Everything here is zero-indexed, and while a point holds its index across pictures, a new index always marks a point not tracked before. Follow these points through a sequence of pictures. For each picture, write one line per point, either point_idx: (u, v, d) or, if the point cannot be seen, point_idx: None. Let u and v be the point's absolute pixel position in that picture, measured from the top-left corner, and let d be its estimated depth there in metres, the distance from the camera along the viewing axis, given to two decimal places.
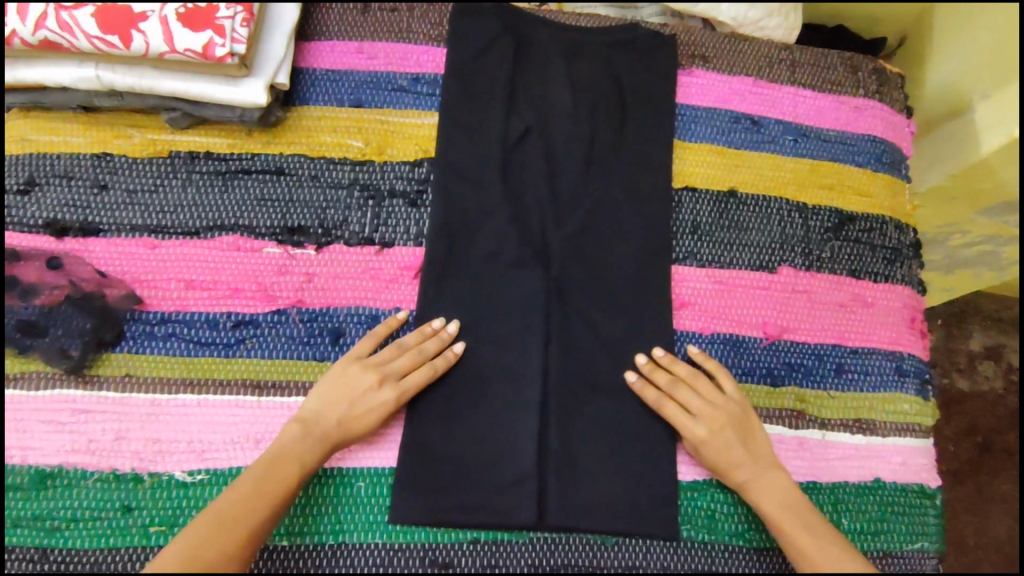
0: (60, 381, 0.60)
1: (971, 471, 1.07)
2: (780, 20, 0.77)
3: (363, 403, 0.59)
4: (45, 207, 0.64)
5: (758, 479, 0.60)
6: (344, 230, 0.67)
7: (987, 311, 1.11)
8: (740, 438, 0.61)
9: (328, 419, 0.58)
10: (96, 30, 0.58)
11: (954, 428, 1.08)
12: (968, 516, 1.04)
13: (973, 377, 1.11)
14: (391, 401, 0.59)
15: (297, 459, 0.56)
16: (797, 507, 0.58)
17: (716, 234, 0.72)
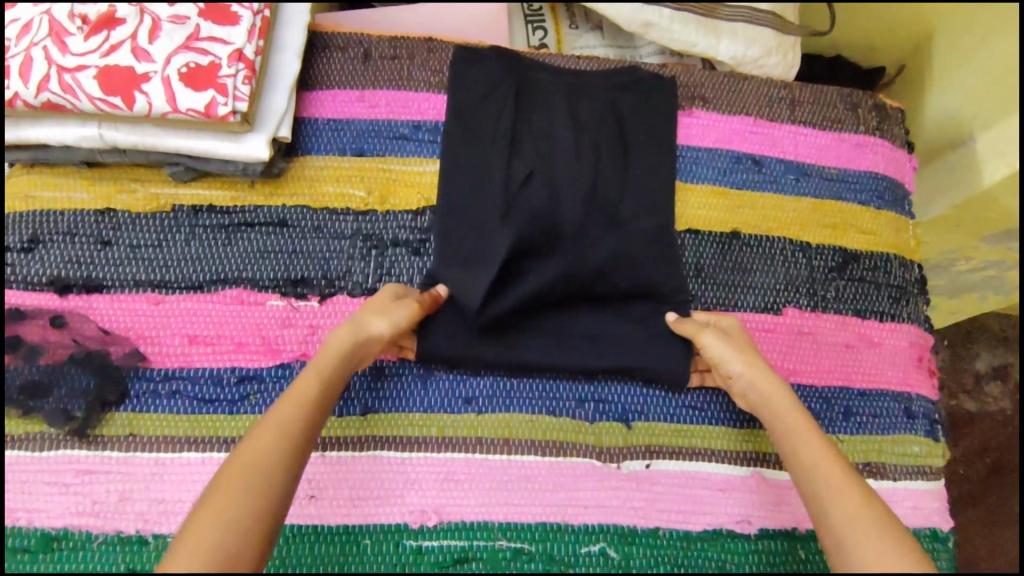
0: (64, 442, 0.60)
1: (983, 493, 1.06)
2: (779, 58, 0.78)
3: (393, 309, 0.60)
4: (48, 264, 0.64)
5: (771, 408, 0.60)
6: (347, 281, 0.67)
7: (993, 332, 1.13)
8: (759, 366, 0.61)
9: (349, 339, 0.58)
10: (99, 92, 0.58)
11: (964, 450, 1.08)
12: (980, 540, 1.04)
13: (981, 398, 1.11)
14: (415, 309, 0.61)
15: (316, 382, 0.55)
16: (809, 433, 0.57)
17: (720, 276, 0.72)
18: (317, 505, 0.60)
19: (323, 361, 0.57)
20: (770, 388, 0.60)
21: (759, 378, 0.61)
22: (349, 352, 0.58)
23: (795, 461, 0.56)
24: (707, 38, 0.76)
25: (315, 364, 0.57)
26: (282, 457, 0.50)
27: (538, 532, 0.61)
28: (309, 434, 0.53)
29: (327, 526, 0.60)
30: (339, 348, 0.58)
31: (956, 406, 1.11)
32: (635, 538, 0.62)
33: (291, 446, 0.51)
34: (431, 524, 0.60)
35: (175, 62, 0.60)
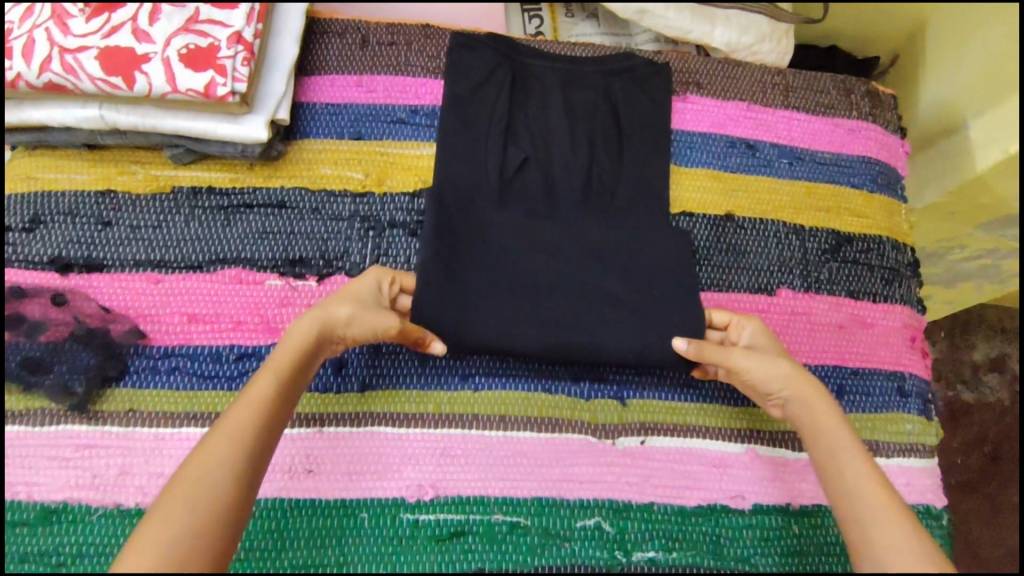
0: (65, 417, 0.60)
1: (982, 482, 1.06)
2: (772, 45, 0.80)
3: (368, 315, 0.57)
4: (49, 244, 0.65)
5: (813, 416, 0.57)
6: (345, 261, 0.67)
7: (990, 324, 1.13)
8: (799, 373, 0.59)
9: (312, 330, 0.56)
10: (100, 72, 0.59)
11: (962, 439, 1.08)
12: (979, 530, 1.04)
13: (979, 389, 1.11)
14: (391, 327, 0.57)
15: (273, 380, 0.52)
16: (847, 444, 0.55)
17: (714, 258, 0.72)
18: (315, 479, 0.61)
19: (281, 359, 0.54)
20: (811, 397, 0.58)
21: (800, 387, 0.58)
22: (308, 348, 0.55)
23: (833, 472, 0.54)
24: (701, 26, 0.77)
25: (273, 362, 0.54)
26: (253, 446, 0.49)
27: (533, 507, 0.62)
28: (266, 439, 0.51)
29: (324, 500, 0.60)
30: (297, 342, 0.55)
31: (954, 396, 1.11)
32: (630, 513, 0.62)
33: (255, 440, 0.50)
34: (428, 499, 0.61)
35: (175, 44, 0.61)
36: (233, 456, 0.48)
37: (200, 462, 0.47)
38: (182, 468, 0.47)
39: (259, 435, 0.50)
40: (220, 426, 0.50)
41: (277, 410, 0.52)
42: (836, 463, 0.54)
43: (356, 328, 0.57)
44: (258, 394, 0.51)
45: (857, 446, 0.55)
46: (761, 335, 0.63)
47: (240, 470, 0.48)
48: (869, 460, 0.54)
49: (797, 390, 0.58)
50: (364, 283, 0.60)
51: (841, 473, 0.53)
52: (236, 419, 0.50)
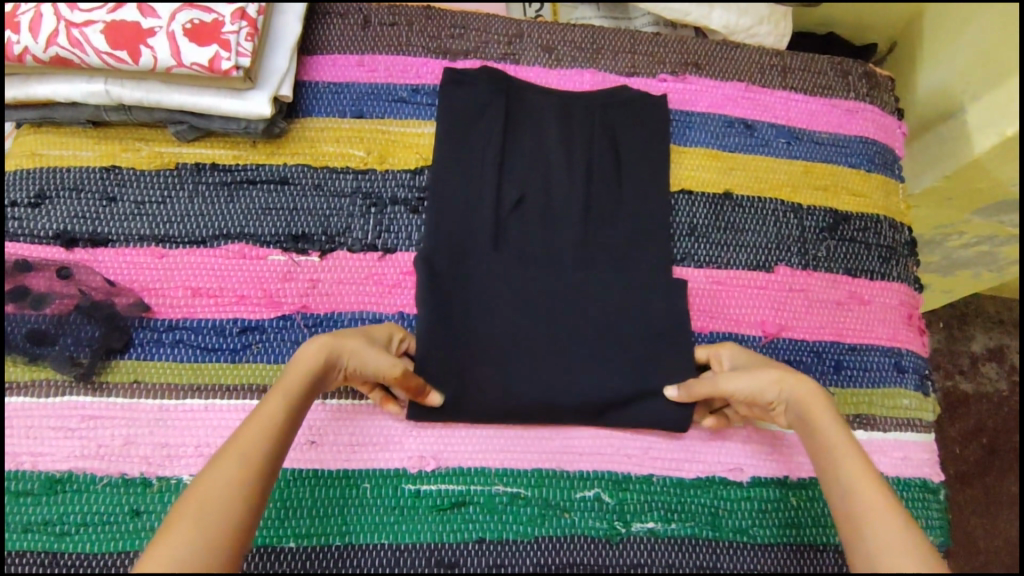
0: (70, 388, 0.61)
1: (978, 473, 1.07)
2: (770, 27, 0.80)
3: (375, 354, 0.57)
4: (55, 219, 0.66)
5: (810, 419, 0.56)
6: (347, 237, 0.68)
7: (988, 314, 1.14)
8: (795, 378, 0.58)
9: (321, 357, 0.55)
10: (106, 46, 0.60)
11: (960, 429, 1.09)
12: (977, 517, 1.04)
13: (977, 378, 1.12)
14: (396, 369, 0.57)
15: (281, 403, 0.52)
16: (843, 443, 0.54)
17: (713, 236, 0.73)
18: (318, 450, 0.61)
19: (290, 383, 0.54)
20: (807, 399, 0.57)
21: (797, 390, 0.58)
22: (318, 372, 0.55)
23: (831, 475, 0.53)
24: (699, 7, 0.78)
25: (281, 386, 0.53)
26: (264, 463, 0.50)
27: (533, 478, 0.62)
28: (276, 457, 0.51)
29: (326, 471, 0.61)
30: (304, 368, 0.55)
31: (952, 386, 1.12)
32: (629, 485, 0.63)
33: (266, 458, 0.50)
34: (429, 470, 0.61)
35: (179, 19, 0.61)
36: (241, 475, 0.48)
37: (209, 483, 0.47)
38: (192, 488, 0.47)
39: (268, 457, 0.50)
40: (228, 448, 0.50)
41: (284, 434, 0.52)
42: (833, 464, 0.54)
43: (363, 365, 0.57)
44: (266, 418, 0.52)
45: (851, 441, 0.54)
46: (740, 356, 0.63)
47: (250, 490, 0.48)
48: (867, 461, 0.53)
49: (793, 396, 0.58)
50: (376, 329, 0.61)
51: (839, 475, 0.53)
52: (244, 441, 0.50)
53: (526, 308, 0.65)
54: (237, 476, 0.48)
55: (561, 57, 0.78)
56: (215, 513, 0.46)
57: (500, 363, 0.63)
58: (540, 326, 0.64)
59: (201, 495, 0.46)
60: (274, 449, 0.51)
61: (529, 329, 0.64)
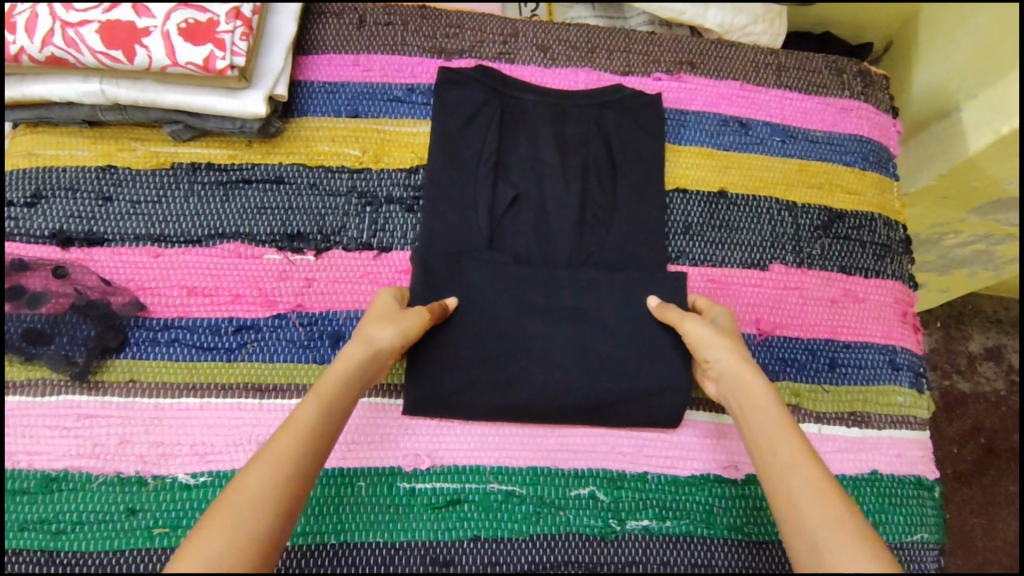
0: (65, 388, 0.61)
1: (976, 472, 1.07)
2: (766, 25, 0.80)
3: (403, 319, 0.57)
4: (50, 218, 0.66)
5: (742, 391, 0.55)
6: (343, 236, 0.68)
7: (985, 313, 1.14)
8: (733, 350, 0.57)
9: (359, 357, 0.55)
10: (101, 46, 0.60)
11: (958, 428, 1.09)
12: (974, 517, 1.04)
13: (974, 378, 1.12)
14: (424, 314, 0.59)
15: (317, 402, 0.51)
16: (770, 417, 0.53)
17: (708, 234, 0.73)
18: None
19: (327, 384, 0.53)
20: (741, 371, 0.56)
21: (732, 361, 0.57)
22: (355, 372, 0.54)
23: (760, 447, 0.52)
24: (694, 6, 0.78)
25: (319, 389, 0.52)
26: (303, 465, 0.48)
27: (528, 476, 0.62)
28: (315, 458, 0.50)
29: (321, 469, 0.61)
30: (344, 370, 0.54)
31: (949, 385, 1.12)
32: (624, 483, 0.63)
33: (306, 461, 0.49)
34: (424, 468, 0.62)
35: (174, 18, 0.61)
36: (280, 477, 0.47)
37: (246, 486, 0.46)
38: (232, 488, 0.46)
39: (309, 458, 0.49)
40: (268, 450, 0.48)
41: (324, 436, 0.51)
42: (763, 436, 0.52)
43: (397, 338, 0.57)
44: (303, 420, 0.50)
45: (781, 415, 0.53)
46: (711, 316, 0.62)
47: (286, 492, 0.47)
48: (794, 430, 0.52)
49: (731, 366, 0.57)
50: (386, 301, 0.60)
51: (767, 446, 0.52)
52: (285, 443, 0.49)
53: (521, 306, 0.65)
54: (274, 479, 0.47)
55: (556, 56, 0.78)
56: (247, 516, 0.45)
57: (495, 362, 0.63)
58: (534, 325, 0.65)
59: (237, 496, 0.45)
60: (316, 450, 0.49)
61: (524, 328, 0.65)
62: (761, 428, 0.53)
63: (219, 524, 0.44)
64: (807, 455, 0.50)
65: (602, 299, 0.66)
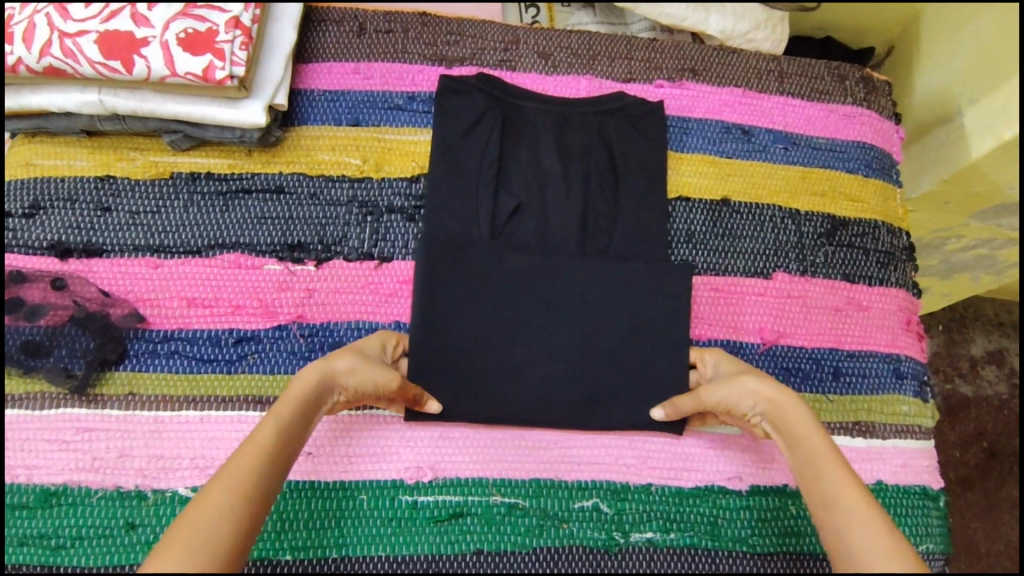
0: (64, 401, 0.61)
1: (979, 476, 1.07)
2: (768, 31, 0.80)
3: (370, 367, 0.56)
4: (49, 229, 0.65)
5: (784, 424, 0.56)
6: (344, 246, 0.68)
7: (988, 316, 1.14)
8: (769, 383, 0.58)
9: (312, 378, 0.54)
10: (99, 56, 0.60)
11: (960, 433, 1.09)
12: (978, 521, 1.04)
13: (977, 382, 1.12)
14: (398, 377, 0.57)
15: (274, 423, 0.51)
16: (817, 446, 0.53)
17: (711, 242, 0.73)
18: (313, 462, 0.61)
19: (283, 405, 0.52)
20: (783, 406, 0.57)
21: (774, 398, 0.57)
22: (312, 399, 0.54)
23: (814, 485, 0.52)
24: (696, 13, 0.77)
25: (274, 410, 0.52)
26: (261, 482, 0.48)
27: (531, 488, 0.62)
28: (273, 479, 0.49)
29: (322, 482, 0.60)
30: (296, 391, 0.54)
31: (952, 389, 1.11)
32: (628, 494, 0.63)
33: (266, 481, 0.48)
34: (427, 481, 0.61)
35: (173, 28, 0.61)
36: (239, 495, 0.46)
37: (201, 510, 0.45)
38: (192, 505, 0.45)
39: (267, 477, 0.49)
40: (222, 473, 0.47)
41: (278, 460, 0.50)
42: (815, 472, 0.52)
43: (359, 379, 0.56)
44: (262, 438, 0.50)
45: (826, 443, 0.54)
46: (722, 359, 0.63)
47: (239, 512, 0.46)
48: (841, 460, 0.53)
49: (772, 403, 0.57)
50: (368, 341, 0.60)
51: (821, 483, 0.51)
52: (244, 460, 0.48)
53: (523, 316, 0.65)
54: (229, 501, 0.46)
55: (557, 63, 0.78)
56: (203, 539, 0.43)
57: (498, 374, 0.63)
58: (537, 336, 0.64)
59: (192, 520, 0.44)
60: (269, 468, 0.49)
61: (526, 338, 0.64)
62: (807, 460, 0.53)
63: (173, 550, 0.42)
64: (854, 485, 0.50)
65: (605, 310, 0.65)
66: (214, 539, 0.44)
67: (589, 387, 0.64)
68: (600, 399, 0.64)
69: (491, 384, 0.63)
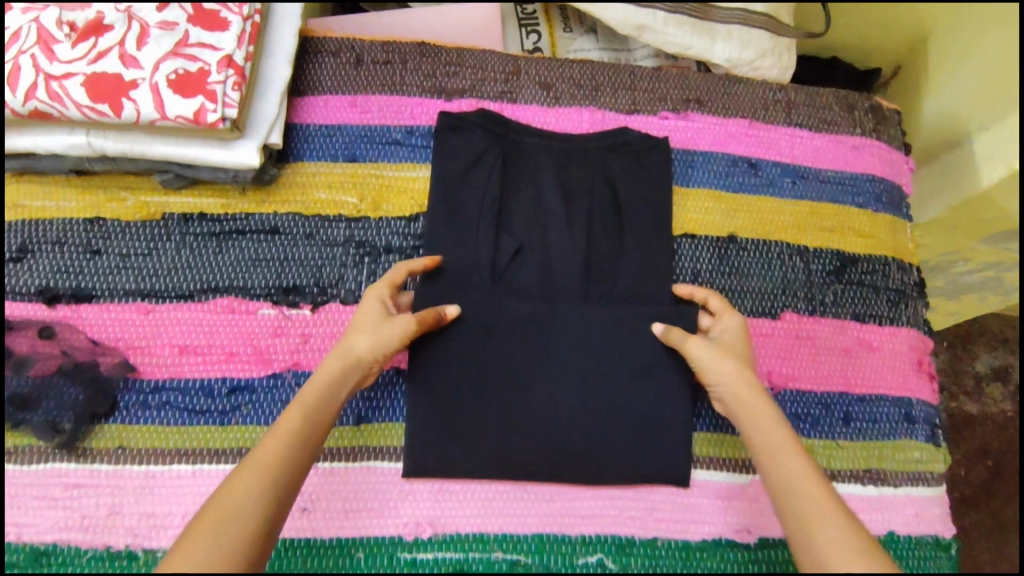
0: (52, 455, 0.59)
1: (985, 496, 1.05)
2: (774, 61, 0.78)
3: (387, 329, 0.57)
4: (37, 274, 0.63)
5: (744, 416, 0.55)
6: (340, 288, 0.66)
7: (993, 332, 1.12)
8: (740, 371, 0.57)
9: (335, 366, 0.55)
10: (86, 100, 0.57)
11: (965, 453, 1.07)
12: (983, 542, 1.02)
13: (983, 400, 1.09)
14: (411, 321, 0.58)
15: (298, 410, 0.52)
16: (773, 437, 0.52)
17: (717, 281, 0.71)
18: (310, 518, 0.59)
19: (308, 392, 0.53)
20: (743, 395, 0.56)
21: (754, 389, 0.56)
22: (338, 383, 0.55)
23: (768, 473, 0.51)
24: (701, 41, 0.75)
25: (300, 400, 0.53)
26: (289, 469, 0.49)
27: (534, 544, 0.60)
28: (301, 468, 0.50)
29: (318, 539, 0.59)
30: (321, 378, 0.54)
31: (957, 407, 1.09)
32: (633, 549, 0.61)
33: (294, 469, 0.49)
34: (426, 536, 0.60)
35: (163, 69, 0.59)
36: (268, 482, 0.47)
37: (232, 494, 0.46)
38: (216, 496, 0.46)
39: (295, 463, 0.50)
40: (250, 459, 0.49)
41: (312, 441, 0.52)
42: (771, 462, 0.51)
43: (378, 344, 0.56)
44: (289, 426, 0.51)
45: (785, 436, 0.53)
46: (737, 332, 0.61)
47: (266, 500, 0.47)
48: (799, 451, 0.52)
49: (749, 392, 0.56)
50: (366, 308, 0.59)
51: (776, 473, 0.50)
52: (269, 449, 0.49)
53: (525, 364, 0.63)
54: (263, 483, 0.47)
55: (560, 94, 0.75)
56: (230, 521, 0.44)
57: (499, 425, 0.62)
58: (539, 386, 0.63)
59: (220, 507, 0.45)
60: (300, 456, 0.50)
61: (528, 387, 0.63)
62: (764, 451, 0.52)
63: (206, 529, 0.44)
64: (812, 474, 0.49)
65: (609, 358, 0.64)
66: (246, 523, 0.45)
67: (593, 439, 0.62)
68: (605, 450, 0.62)
69: (492, 436, 0.61)
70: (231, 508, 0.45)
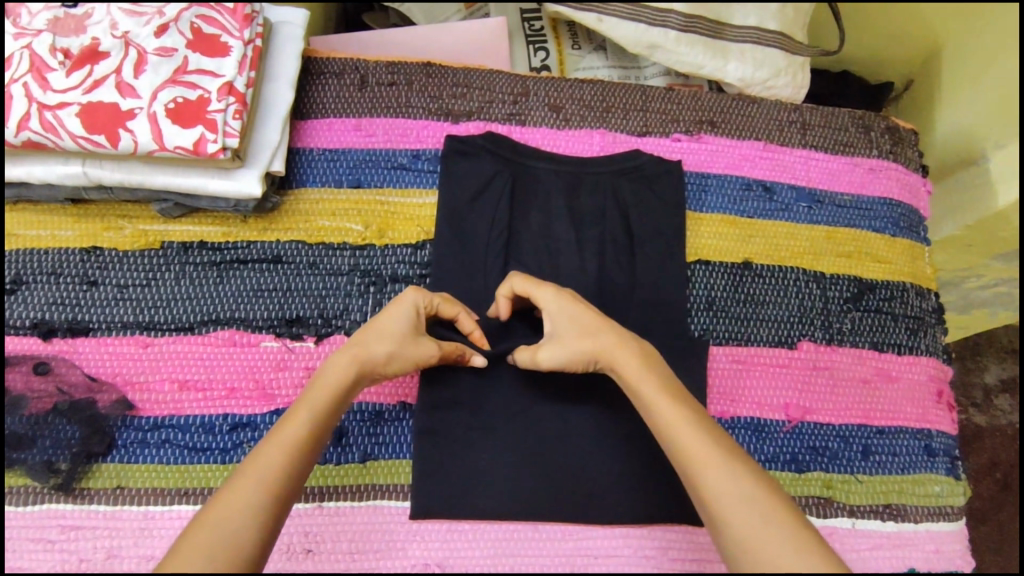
0: (48, 496, 0.57)
1: (993, 509, 1.00)
2: (788, 79, 0.75)
3: (407, 348, 0.55)
4: (31, 307, 0.61)
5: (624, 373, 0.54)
6: (345, 319, 0.64)
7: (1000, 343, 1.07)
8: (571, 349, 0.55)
9: (350, 370, 0.52)
10: (82, 130, 0.56)
11: (973, 466, 1.02)
12: (993, 558, 0.97)
13: (990, 412, 1.05)
14: (434, 354, 0.56)
15: (308, 418, 0.49)
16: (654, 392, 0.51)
17: (732, 309, 0.69)
18: (314, 560, 0.58)
19: (318, 398, 0.50)
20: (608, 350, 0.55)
21: (608, 347, 0.54)
22: (348, 388, 0.52)
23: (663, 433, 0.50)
24: (714, 61, 0.73)
25: (308, 404, 0.50)
26: (285, 480, 0.46)
27: None
28: (297, 481, 0.48)
29: None
30: (333, 382, 0.51)
31: (965, 419, 1.04)
32: None
33: (290, 481, 0.47)
34: None
35: (161, 98, 0.57)
36: (263, 495, 0.45)
37: (226, 504, 0.44)
38: (208, 505, 0.44)
39: (293, 475, 0.47)
40: (247, 469, 0.46)
41: (311, 451, 0.49)
42: (663, 425, 0.50)
43: (395, 364, 0.54)
44: (290, 434, 0.48)
45: (665, 387, 0.52)
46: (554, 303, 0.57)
47: (262, 517, 0.44)
48: (684, 400, 0.51)
49: (602, 355, 0.55)
50: (395, 315, 0.55)
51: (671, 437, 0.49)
52: (266, 460, 0.47)
53: (536, 400, 0.62)
54: (258, 494, 0.45)
55: (569, 116, 0.74)
56: (227, 531, 0.42)
57: (509, 464, 0.60)
58: (551, 422, 0.61)
59: (213, 517, 0.43)
60: (300, 468, 0.48)
61: (539, 423, 0.61)
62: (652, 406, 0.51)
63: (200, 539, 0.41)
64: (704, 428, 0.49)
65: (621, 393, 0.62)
66: (240, 535, 0.42)
67: (606, 476, 0.60)
68: (619, 487, 0.60)
69: (502, 474, 0.60)
70: (223, 520, 0.43)
